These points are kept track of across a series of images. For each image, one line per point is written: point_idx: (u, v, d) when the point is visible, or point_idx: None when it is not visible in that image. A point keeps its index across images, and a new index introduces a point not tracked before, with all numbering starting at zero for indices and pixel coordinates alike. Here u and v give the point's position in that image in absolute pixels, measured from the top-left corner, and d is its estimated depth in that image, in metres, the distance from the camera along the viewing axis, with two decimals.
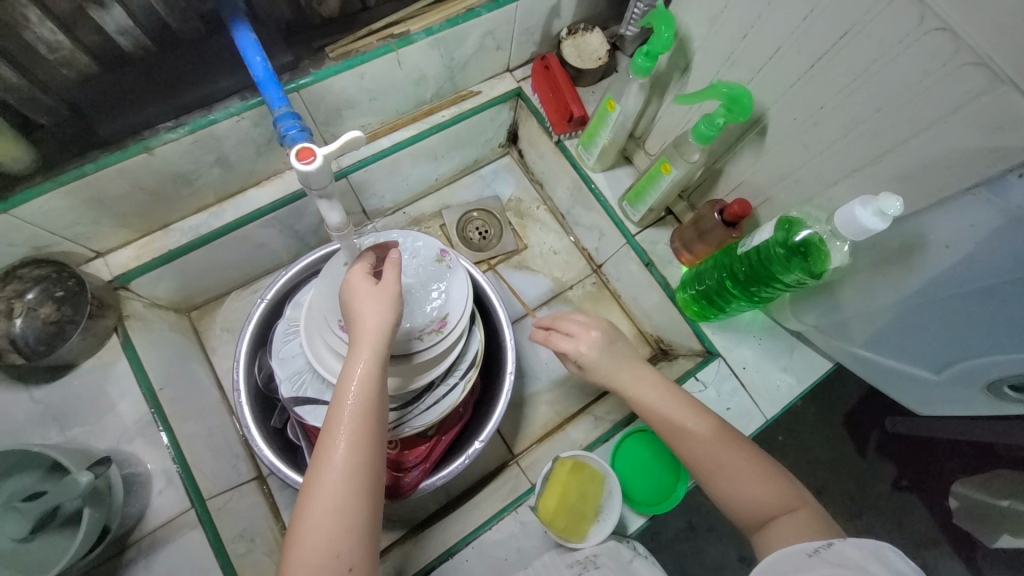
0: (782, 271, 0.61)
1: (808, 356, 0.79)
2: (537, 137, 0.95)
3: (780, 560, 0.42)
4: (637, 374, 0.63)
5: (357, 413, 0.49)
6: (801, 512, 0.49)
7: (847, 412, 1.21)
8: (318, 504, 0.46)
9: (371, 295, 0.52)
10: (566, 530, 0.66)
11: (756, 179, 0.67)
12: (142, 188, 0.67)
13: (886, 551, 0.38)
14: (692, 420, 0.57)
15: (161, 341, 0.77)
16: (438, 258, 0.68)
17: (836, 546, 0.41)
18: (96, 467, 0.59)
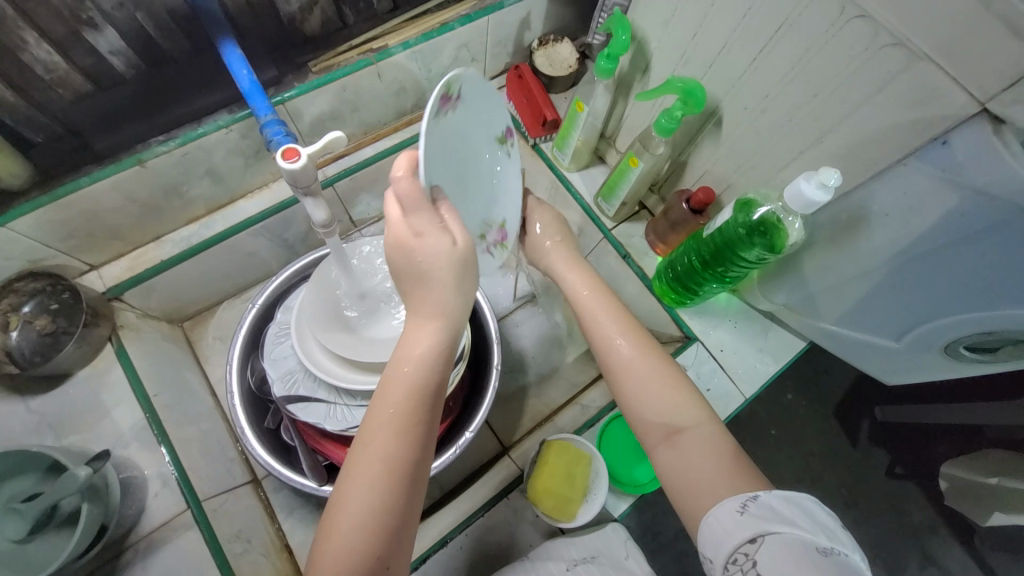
0: (744, 247, 0.64)
1: (781, 336, 0.84)
2: (515, 143, 0.99)
3: (718, 524, 0.45)
4: (581, 274, 0.68)
5: (420, 386, 0.47)
6: (710, 431, 0.52)
7: (836, 401, 1.24)
8: (368, 479, 0.44)
9: (449, 256, 0.49)
10: (554, 508, 0.68)
11: (717, 168, 0.72)
12: (135, 201, 0.70)
13: (806, 503, 0.44)
14: (627, 329, 0.61)
15: (154, 349, 0.79)
16: (501, 140, 0.60)
17: (760, 497, 0.45)
18: (95, 462, 0.58)
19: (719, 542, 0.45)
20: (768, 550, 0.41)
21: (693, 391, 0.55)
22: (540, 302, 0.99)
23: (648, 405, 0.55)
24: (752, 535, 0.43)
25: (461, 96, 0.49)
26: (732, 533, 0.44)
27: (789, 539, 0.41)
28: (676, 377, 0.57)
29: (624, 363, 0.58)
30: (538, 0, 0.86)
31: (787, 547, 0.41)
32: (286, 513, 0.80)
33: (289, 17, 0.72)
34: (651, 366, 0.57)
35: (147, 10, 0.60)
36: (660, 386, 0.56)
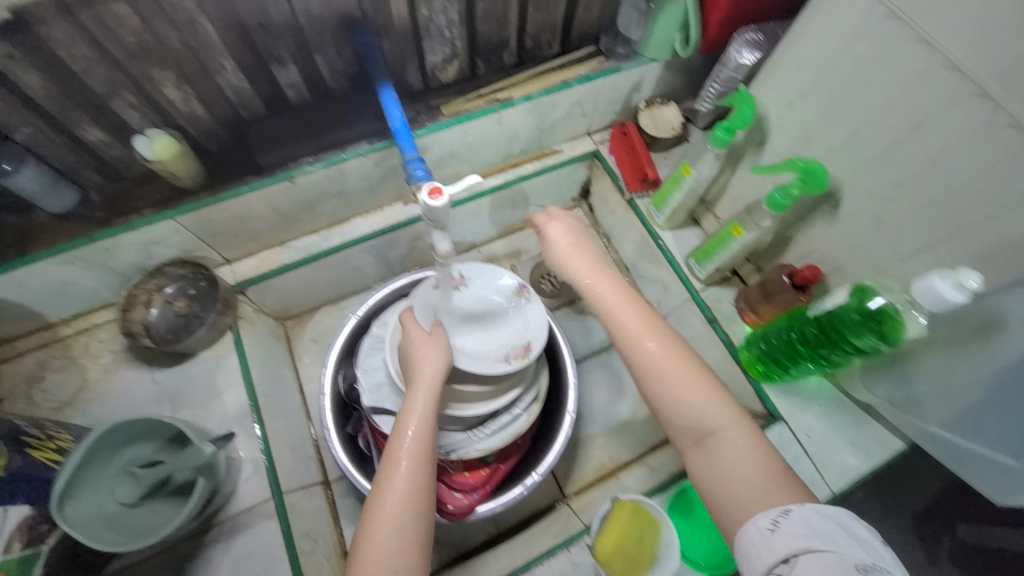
0: (854, 334, 0.62)
1: (875, 431, 0.79)
2: (609, 195, 1.03)
3: (749, 541, 0.44)
4: (603, 276, 0.61)
5: (419, 434, 0.58)
6: (737, 433, 0.51)
7: (921, 512, 1.12)
8: (385, 514, 0.53)
9: (428, 342, 0.65)
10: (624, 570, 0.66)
11: (827, 249, 0.71)
12: (277, 210, 0.80)
13: (843, 518, 0.42)
14: (654, 329, 0.57)
15: (262, 342, 0.87)
16: (517, 292, 0.74)
17: (792, 511, 0.44)
18: (219, 441, 0.65)
19: (751, 560, 0.43)
20: (805, 569, 0.40)
21: (721, 394, 0.53)
22: (615, 353, 0.99)
23: (681, 411, 0.53)
24: (787, 554, 0.41)
25: (463, 278, 0.74)
26: (765, 550, 0.43)
27: (827, 557, 0.40)
28: (702, 376, 0.54)
29: (650, 365, 0.55)
30: (653, 68, 0.91)
31: (821, 566, 0.39)
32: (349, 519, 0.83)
33: (432, 65, 0.81)
34: (672, 369, 0.54)
35: (324, 53, 0.70)
36: (683, 386, 0.53)
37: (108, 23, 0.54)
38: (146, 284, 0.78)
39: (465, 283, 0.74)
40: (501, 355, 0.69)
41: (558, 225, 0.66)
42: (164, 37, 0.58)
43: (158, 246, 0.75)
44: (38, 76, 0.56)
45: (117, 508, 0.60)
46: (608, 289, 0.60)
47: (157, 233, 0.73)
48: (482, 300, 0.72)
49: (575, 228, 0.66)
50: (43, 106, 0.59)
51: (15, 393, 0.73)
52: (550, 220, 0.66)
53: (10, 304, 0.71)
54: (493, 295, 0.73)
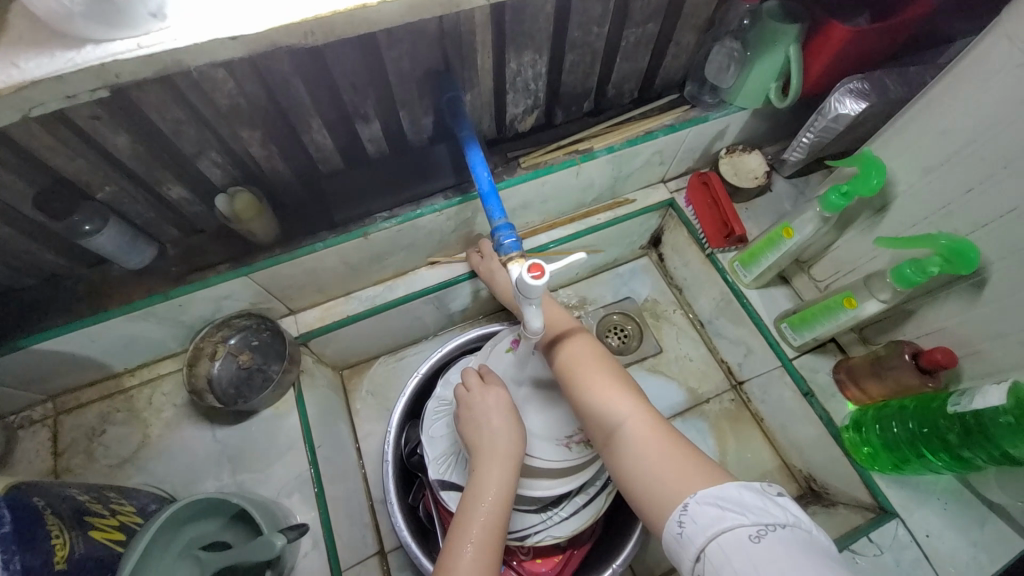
0: (1009, 441, 0.54)
1: (1008, 537, 0.68)
2: (685, 247, 0.96)
3: (670, 547, 0.44)
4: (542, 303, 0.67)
5: (493, 513, 0.54)
6: (643, 428, 0.51)
7: None
8: None
9: (505, 409, 0.60)
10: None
11: (963, 329, 0.62)
12: (346, 263, 0.77)
13: (726, 491, 0.43)
14: (582, 345, 0.60)
15: (321, 396, 0.83)
16: None
17: (689, 503, 0.44)
18: (289, 531, 0.60)
19: (678, 564, 0.43)
20: (714, 563, 0.39)
21: (631, 391, 0.55)
22: (690, 418, 0.91)
23: (597, 413, 0.54)
24: (697, 553, 0.41)
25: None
26: (682, 554, 0.42)
27: (729, 543, 0.39)
28: (613, 375, 0.57)
29: (571, 373, 0.58)
30: (740, 116, 0.85)
31: (725, 552, 0.39)
32: None
33: (512, 116, 0.77)
34: (584, 368, 0.58)
35: (408, 109, 0.67)
36: (596, 387, 0.55)
37: (202, 86, 0.52)
38: (213, 336, 0.76)
39: None
40: (562, 437, 0.64)
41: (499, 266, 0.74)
42: (253, 96, 0.56)
43: (228, 299, 0.73)
44: (128, 138, 0.54)
45: None
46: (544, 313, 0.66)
47: (229, 288, 0.71)
48: None
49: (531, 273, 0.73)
50: (128, 166, 0.58)
51: (78, 447, 0.71)
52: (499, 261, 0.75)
53: (82, 357, 0.69)
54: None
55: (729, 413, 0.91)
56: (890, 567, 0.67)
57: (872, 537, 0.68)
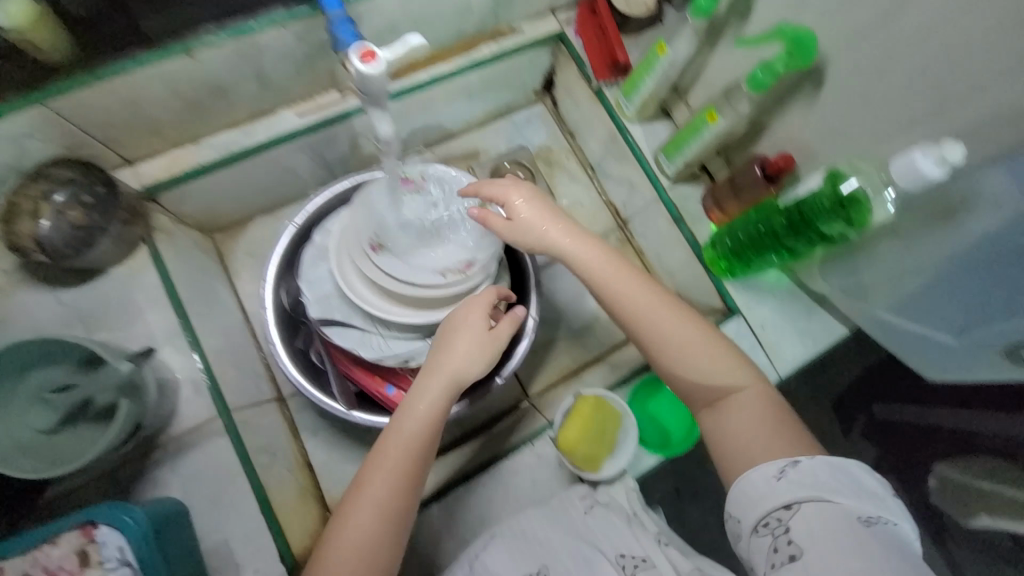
0: (823, 222, 0.60)
1: (824, 321, 0.82)
2: (575, 86, 0.93)
3: (750, 485, 0.50)
4: (579, 237, 0.64)
5: (416, 432, 0.58)
6: (754, 390, 0.56)
7: (837, 397, 1.16)
8: (364, 509, 0.55)
9: (450, 339, 0.62)
10: (584, 458, 0.69)
11: (801, 135, 0.67)
12: (179, 95, 0.66)
13: (847, 468, 0.49)
14: (662, 302, 0.60)
15: (186, 257, 0.77)
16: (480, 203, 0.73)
17: (800, 462, 0.50)
18: (140, 358, 0.63)
19: (754, 499, 0.50)
20: (804, 516, 0.47)
21: (734, 352, 0.59)
22: None
23: (693, 372, 0.58)
24: (789, 502, 0.48)
25: (425, 182, 0.75)
26: (765, 497, 0.49)
27: (828, 508, 0.47)
28: (703, 332, 0.59)
29: (663, 336, 0.59)
30: None
31: (820, 514, 0.47)
32: (310, 432, 0.82)
33: None
34: (665, 327, 0.59)
35: None
36: (691, 348, 0.58)
37: None
38: (29, 189, 0.65)
39: (423, 189, 0.74)
40: (439, 269, 0.70)
41: (516, 197, 0.64)
42: None
43: (28, 139, 0.61)
44: None
45: (33, 434, 0.54)
46: (586, 253, 0.63)
47: (25, 123, 0.59)
48: (436, 211, 0.73)
49: (533, 196, 0.66)
50: None
51: None
52: (509, 191, 0.65)
53: None
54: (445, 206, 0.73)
55: (614, 250, 0.96)
56: None
57: (718, 331, 0.80)
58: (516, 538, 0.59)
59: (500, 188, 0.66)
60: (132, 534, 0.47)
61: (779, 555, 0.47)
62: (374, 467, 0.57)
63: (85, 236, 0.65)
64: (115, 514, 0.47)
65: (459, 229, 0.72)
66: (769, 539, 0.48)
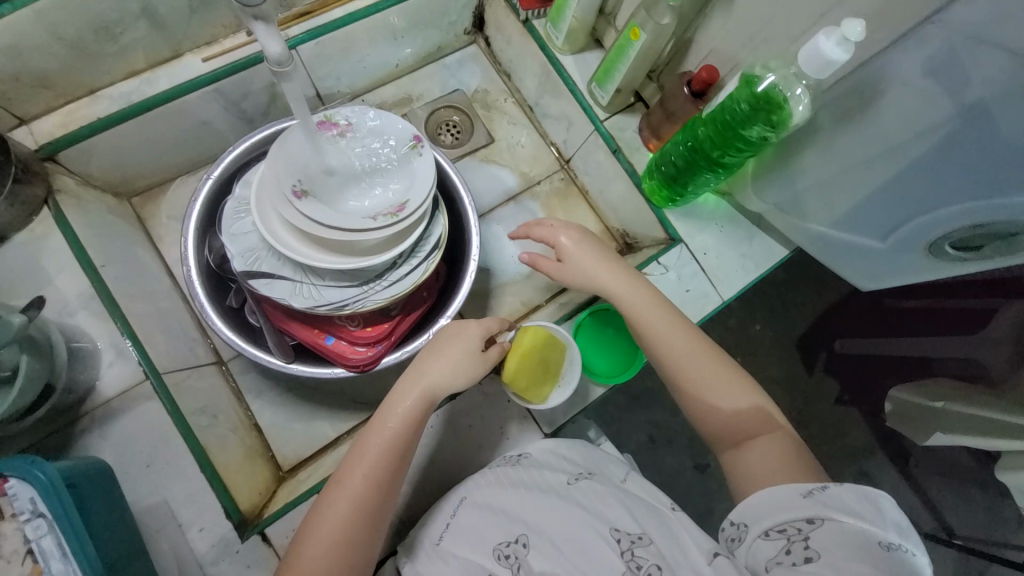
0: (745, 125, 0.60)
1: (765, 243, 0.81)
2: (505, 20, 0.89)
3: (772, 498, 0.46)
4: (617, 272, 0.64)
5: (396, 433, 0.56)
6: (779, 437, 0.53)
7: (801, 335, 1.22)
8: (335, 513, 0.51)
9: (442, 345, 0.61)
10: (523, 392, 0.68)
11: (725, 44, 0.67)
12: (60, 39, 0.61)
13: (878, 498, 0.43)
14: (692, 338, 0.59)
15: (99, 221, 0.73)
16: (411, 144, 0.70)
17: (830, 489, 0.44)
18: (29, 312, 0.57)
19: (774, 505, 0.46)
20: (824, 533, 0.41)
21: (759, 395, 0.56)
22: (523, 201, 0.94)
23: (716, 406, 0.56)
24: (811, 516, 0.43)
25: (352, 128, 0.71)
26: (786, 508, 0.45)
27: (855, 533, 0.41)
28: (731, 372, 0.57)
29: (687, 370, 0.57)
30: None
31: (844, 534, 0.41)
32: (254, 395, 0.81)
33: None
34: (697, 366, 0.57)
35: None
36: (717, 383, 0.56)
37: None
38: None
39: (351, 132, 0.71)
40: (370, 212, 0.67)
41: (568, 238, 0.67)
42: None
43: None
44: None
45: None
46: (628, 291, 0.63)
47: None
48: (365, 154, 0.70)
49: (582, 237, 0.67)
50: None
51: None
52: (559, 232, 0.68)
53: None
54: (374, 149, 0.71)
55: (558, 191, 0.95)
56: (673, 281, 0.78)
57: (660, 260, 0.78)
58: (490, 512, 0.56)
59: (554, 229, 0.69)
60: (43, 488, 0.45)
61: (791, 556, 0.41)
62: (349, 469, 0.53)
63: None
64: (25, 468, 0.45)
65: (390, 172, 0.70)
66: (781, 543, 0.43)
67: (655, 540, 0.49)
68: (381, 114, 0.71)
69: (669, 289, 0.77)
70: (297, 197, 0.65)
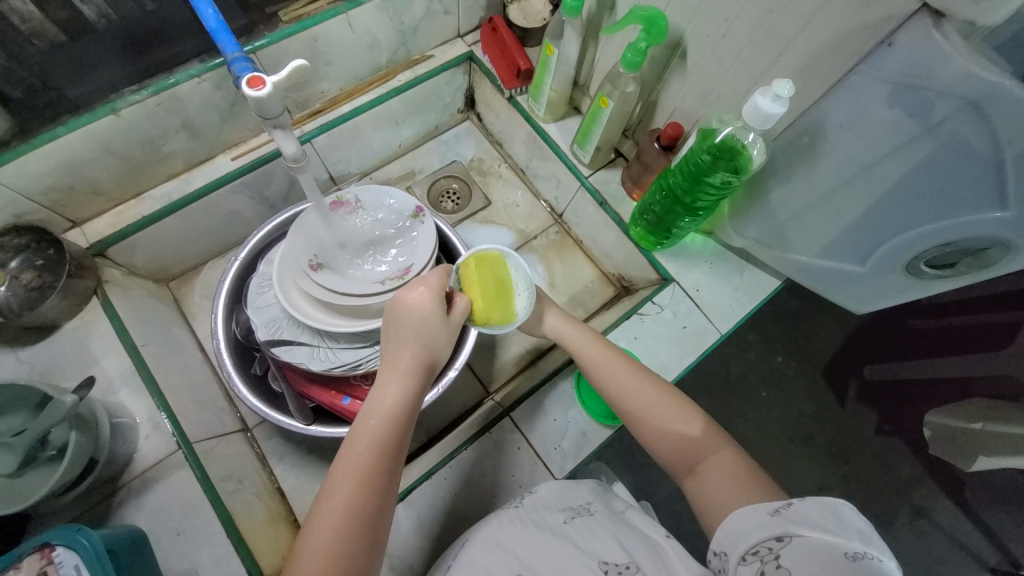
0: (708, 172, 0.66)
1: (756, 276, 0.84)
2: (492, 98, 1.00)
3: (741, 524, 0.44)
4: (558, 316, 0.69)
5: (385, 422, 0.51)
6: (726, 454, 0.52)
7: (825, 364, 1.20)
8: (331, 520, 0.46)
9: (411, 319, 0.57)
10: (504, 317, 0.63)
11: (686, 103, 0.75)
12: (112, 152, 0.72)
13: (840, 509, 0.41)
14: (630, 370, 0.61)
15: (141, 306, 0.81)
16: (414, 215, 0.78)
17: (795, 505, 0.43)
18: (80, 390, 0.67)
19: (745, 530, 0.44)
20: (792, 548, 0.39)
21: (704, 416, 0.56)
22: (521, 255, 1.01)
23: (664, 430, 0.56)
24: (779, 534, 0.41)
25: (360, 204, 0.79)
26: (757, 529, 0.43)
27: (821, 543, 0.39)
28: (673, 397, 0.58)
29: (627, 399, 0.59)
30: None
31: (811, 547, 0.39)
32: (277, 458, 0.85)
33: None
34: (640, 393, 0.58)
35: None
36: (660, 411, 0.57)
37: None
38: None
39: (360, 208, 0.79)
40: (379, 278, 0.74)
41: None
42: None
43: None
44: None
45: None
46: (570, 334, 0.67)
47: None
48: (374, 226, 0.78)
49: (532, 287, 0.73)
50: None
51: None
52: None
53: None
54: (382, 222, 0.78)
55: (555, 243, 1.02)
56: (669, 319, 0.80)
57: (654, 300, 0.82)
58: (489, 546, 0.56)
59: None
60: (86, 554, 0.49)
61: None
62: (338, 469, 0.49)
63: (38, 295, 0.71)
64: (71, 535, 0.50)
65: (397, 240, 0.77)
66: (756, 567, 0.40)
67: (643, 569, 0.48)
68: (388, 190, 0.80)
69: (667, 327, 0.80)
70: (314, 269, 0.73)
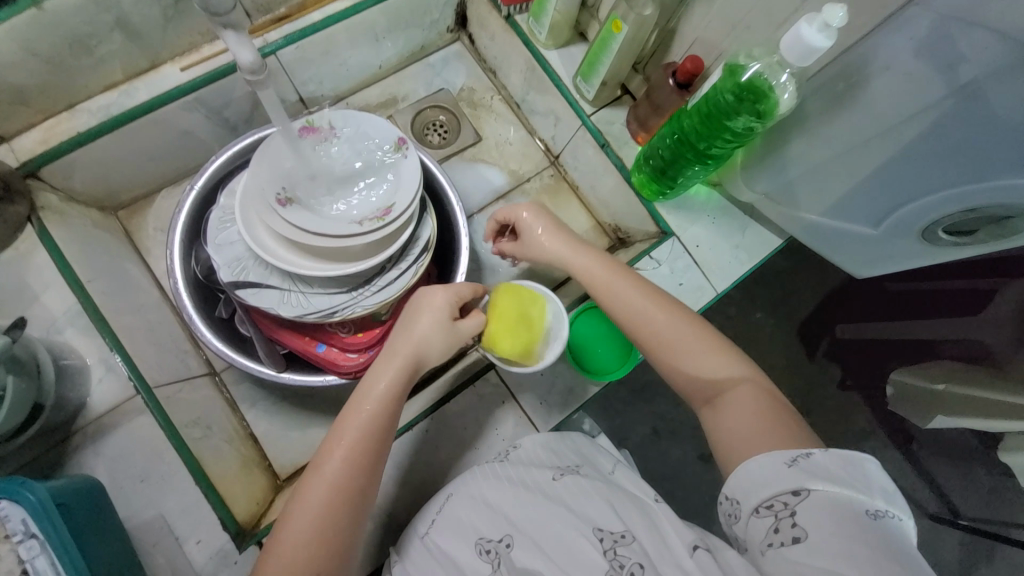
0: (730, 116, 0.60)
1: (758, 233, 0.79)
2: (486, 17, 0.88)
3: (756, 471, 0.43)
4: (569, 242, 0.65)
5: (376, 410, 0.52)
6: (750, 385, 0.51)
7: (802, 320, 1.21)
8: (314, 497, 0.47)
9: (414, 314, 0.60)
10: (514, 352, 0.62)
11: (709, 34, 0.67)
12: (34, 53, 0.60)
13: (862, 462, 0.40)
14: (648, 297, 0.58)
15: (86, 237, 0.72)
16: (395, 147, 0.69)
17: (814, 455, 0.41)
18: (12, 330, 0.58)
19: (756, 479, 0.42)
20: (812, 506, 0.38)
21: (729, 347, 0.55)
22: (512, 198, 0.93)
23: (684, 362, 0.54)
24: (797, 488, 0.40)
25: (334, 132, 0.70)
26: (771, 482, 0.41)
27: (841, 502, 0.38)
28: (693, 327, 0.56)
29: (645, 327, 0.56)
30: None
31: (832, 504, 0.38)
32: (248, 402, 0.81)
33: None
34: (658, 320, 0.56)
35: None
36: (679, 340, 0.55)
37: None
38: None
39: (335, 135, 0.70)
40: (355, 218, 0.66)
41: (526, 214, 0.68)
42: None
43: None
44: None
45: None
46: (583, 261, 0.63)
47: None
48: (350, 159, 0.69)
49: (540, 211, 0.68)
50: None
51: None
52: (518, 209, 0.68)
53: None
54: (359, 154, 0.70)
55: (548, 187, 0.95)
56: (665, 275, 0.76)
57: (652, 254, 0.77)
58: (474, 503, 0.55)
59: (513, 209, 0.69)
60: (33, 510, 0.45)
61: (778, 537, 0.39)
62: (326, 449, 0.50)
63: None
64: (12, 489, 0.45)
65: (377, 176, 0.69)
66: (770, 522, 0.40)
67: (639, 538, 0.46)
68: (366, 116, 0.70)
69: (663, 283, 0.75)
70: (282, 204, 0.65)
